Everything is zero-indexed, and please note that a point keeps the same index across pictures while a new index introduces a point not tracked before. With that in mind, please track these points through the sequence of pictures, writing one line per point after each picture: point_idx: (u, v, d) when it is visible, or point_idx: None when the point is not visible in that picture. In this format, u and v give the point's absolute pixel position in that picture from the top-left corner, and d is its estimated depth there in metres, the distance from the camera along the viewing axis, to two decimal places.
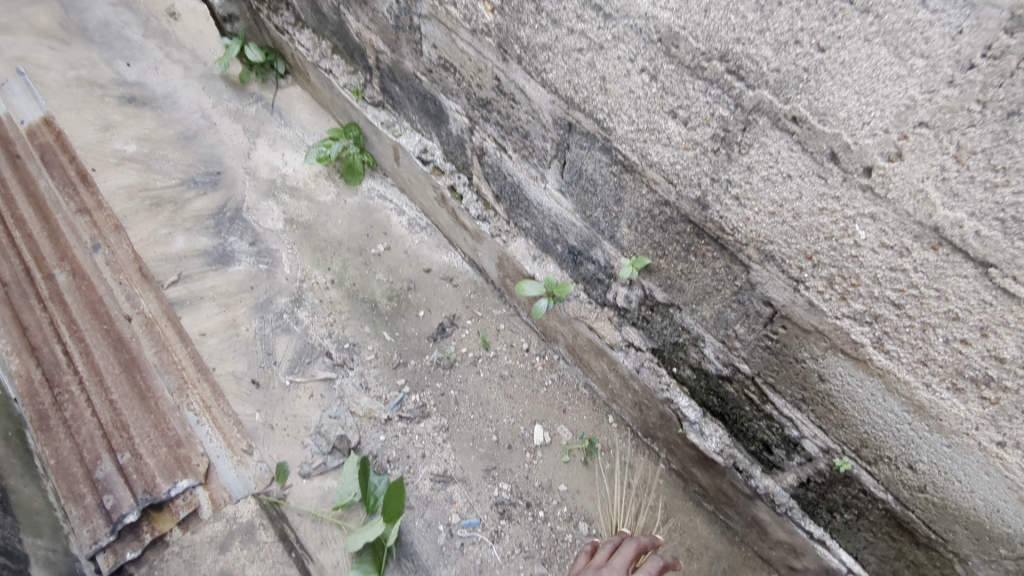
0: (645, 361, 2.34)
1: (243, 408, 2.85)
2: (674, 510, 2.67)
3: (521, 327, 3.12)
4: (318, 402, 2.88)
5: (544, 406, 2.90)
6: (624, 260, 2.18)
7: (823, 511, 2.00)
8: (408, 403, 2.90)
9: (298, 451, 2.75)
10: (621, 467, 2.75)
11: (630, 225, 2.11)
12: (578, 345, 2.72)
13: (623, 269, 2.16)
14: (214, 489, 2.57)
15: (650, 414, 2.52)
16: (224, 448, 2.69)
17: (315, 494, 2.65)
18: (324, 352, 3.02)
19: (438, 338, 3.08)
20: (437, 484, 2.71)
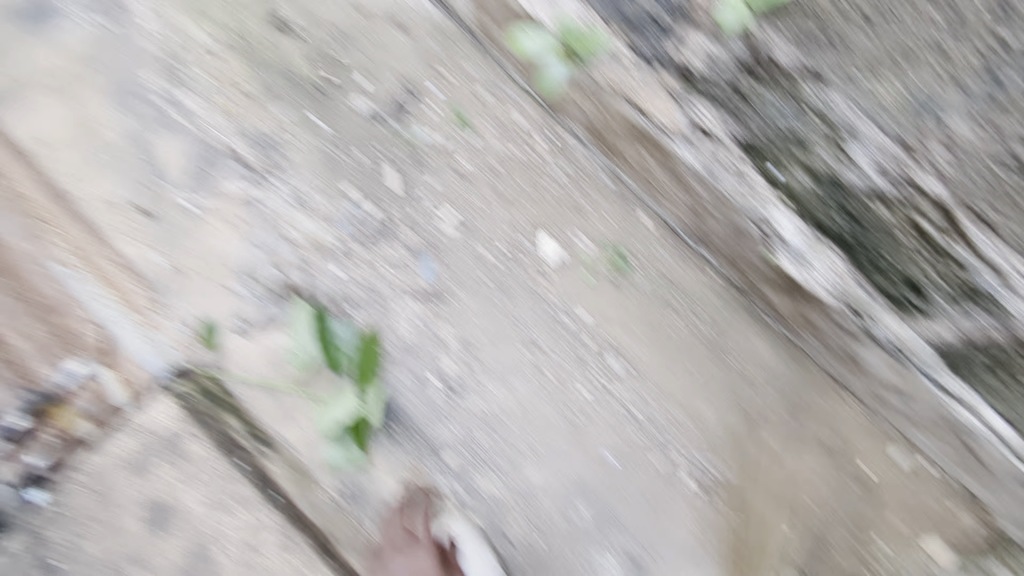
0: (727, 155, 1.47)
1: (134, 249, 2.00)
2: (728, 329, 2.05)
3: (511, 91, 2.08)
4: (238, 231, 2.03)
5: (554, 210, 2.10)
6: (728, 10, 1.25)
7: (977, 367, 1.49)
8: (364, 220, 2.07)
9: (226, 302, 2.00)
10: (661, 283, 2.06)
11: None
12: (604, 124, 1.80)
13: (721, 7, 1.26)
14: (123, 367, 1.97)
15: (718, 220, 1.73)
16: (123, 311, 1.99)
17: (260, 358, 1.99)
18: (231, 157, 2.06)
19: (394, 119, 2.10)
20: (420, 326, 2.04)
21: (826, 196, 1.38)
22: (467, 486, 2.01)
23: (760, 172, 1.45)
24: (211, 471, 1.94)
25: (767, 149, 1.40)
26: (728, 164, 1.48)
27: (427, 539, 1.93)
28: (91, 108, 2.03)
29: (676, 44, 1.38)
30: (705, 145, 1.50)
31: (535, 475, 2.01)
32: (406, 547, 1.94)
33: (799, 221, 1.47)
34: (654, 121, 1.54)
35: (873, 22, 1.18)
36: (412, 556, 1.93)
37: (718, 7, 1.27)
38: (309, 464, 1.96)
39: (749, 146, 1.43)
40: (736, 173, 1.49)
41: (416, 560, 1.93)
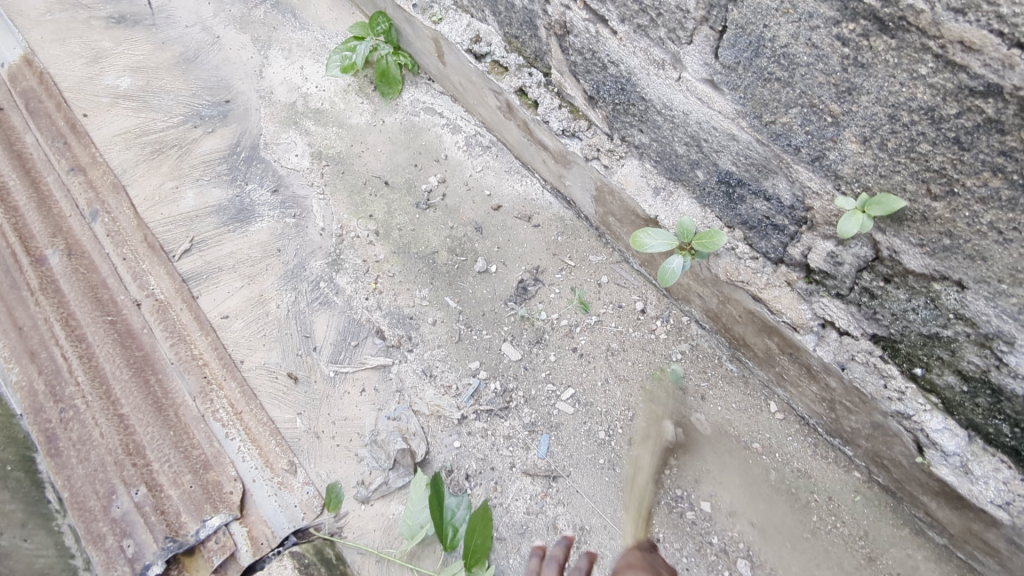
0: (862, 351, 1.45)
1: (280, 412, 2.19)
2: (880, 540, 1.87)
3: (633, 280, 2.24)
4: (371, 399, 2.19)
5: (674, 393, 2.09)
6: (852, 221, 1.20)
7: None
8: (486, 394, 2.15)
9: (352, 467, 2.10)
10: (795, 478, 1.95)
11: (865, 139, 1.14)
12: (724, 312, 1.82)
13: (842, 219, 1.21)
14: (252, 524, 2.00)
15: (856, 416, 1.64)
16: (261, 469, 2.08)
17: (376, 526, 2.02)
18: (374, 331, 2.28)
19: (520, 302, 2.25)
20: (534, 505, 2.01)
21: (983, 400, 1.28)
22: None
23: (900, 369, 1.42)
24: None
25: (905, 348, 1.36)
26: (862, 360, 1.45)
27: None
28: (266, 288, 2.38)
29: (796, 244, 1.42)
30: (834, 338, 1.49)
31: None
32: None
33: (950, 420, 1.38)
34: (779, 316, 1.54)
35: (1009, 238, 1.04)
36: None
37: (838, 222, 1.22)
38: None
39: (886, 342, 1.41)
40: (873, 370, 1.45)
41: None
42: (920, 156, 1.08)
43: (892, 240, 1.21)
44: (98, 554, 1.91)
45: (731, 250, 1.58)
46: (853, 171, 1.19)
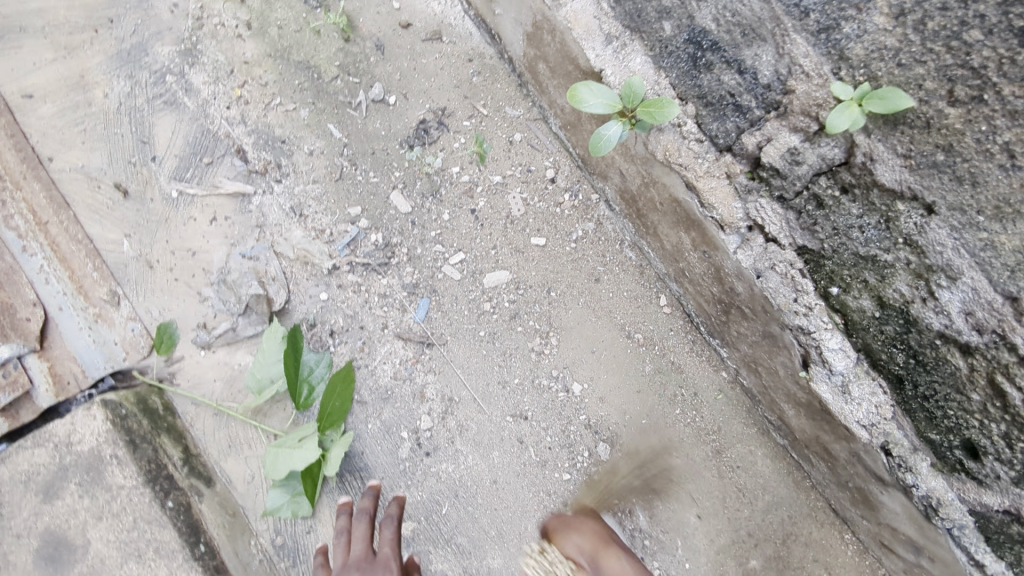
0: (784, 262, 1.36)
1: (101, 231, 1.79)
2: (730, 435, 1.89)
3: (547, 143, 1.97)
4: (222, 231, 1.83)
5: (569, 273, 1.93)
6: (843, 116, 1.07)
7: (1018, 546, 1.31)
8: (364, 245, 1.88)
9: (193, 307, 1.79)
10: (668, 371, 1.92)
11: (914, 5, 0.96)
12: (643, 196, 1.66)
13: (834, 111, 1.07)
14: (57, 359, 1.67)
15: (749, 324, 1.61)
16: (71, 296, 1.72)
17: (217, 377, 1.76)
18: (234, 150, 1.87)
19: (419, 145, 1.93)
20: (402, 371, 1.84)
21: (891, 328, 1.25)
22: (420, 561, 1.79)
23: (815, 286, 1.34)
24: (130, 505, 1.41)
25: (830, 265, 1.29)
26: (782, 271, 1.37)
27: (393, 559, 1.49)
28: (90, 69, 1.84)
29: (754, 133, 1.27)
30: (759, 244, 1.38)
31: (497, 560, 1.80)
32: (366, 564, 1.47)
33: (847, 342, 1.36)
34: (708, 211, 1.43)
35: (1017, 164, 0.95)
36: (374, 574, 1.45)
37: (828, 116, 1.09)
38: (246, 507, 1.71)
39: (811, 257, 1.32)
40: (788, 283, 1.38)
41: None
42: (959, 48, 0.94)
43: (873, 145, 1.11)
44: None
45: (676, 126, 1.38)
46: (864, 53, 1.05)
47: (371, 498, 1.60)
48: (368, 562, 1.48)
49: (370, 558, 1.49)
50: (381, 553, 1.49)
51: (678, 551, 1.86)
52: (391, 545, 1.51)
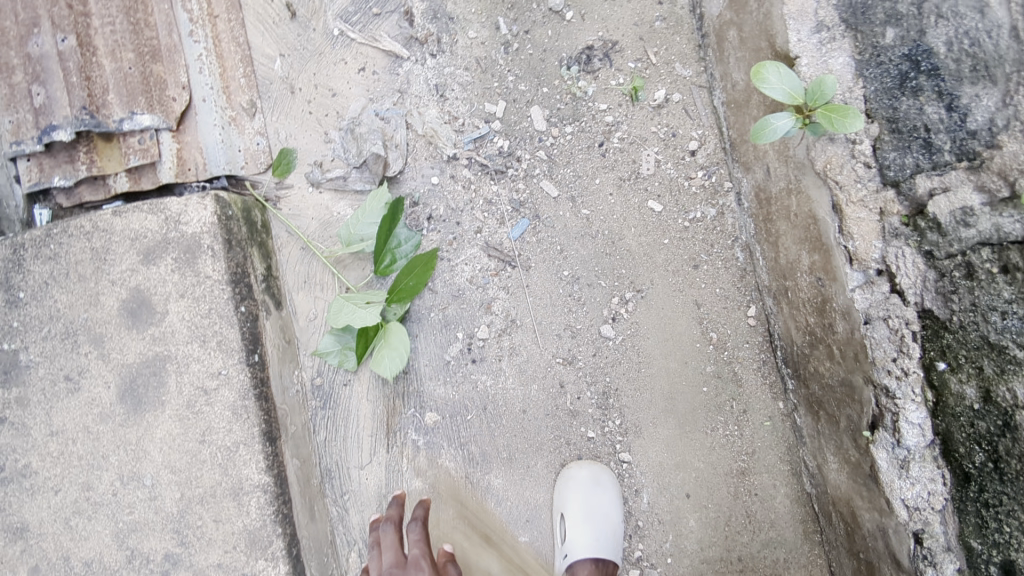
0: (899, 318, 1.28)
1: (261, 43, 1.85)
2: (762, 463, 1.87)
3: (702, 114, 1.91)
4: (365, 84, 1.87)
5: (671, 249, 1.90)
6: None
7: None
8: (488, 147, 1.89)
9: (316, 144, 1.86)
10: (727, 378, 1.88)
11: None
12: (780, 201, 1.59)
13: None
14: (186, 145, 1.71)
15: (831, 367, 1.54)
16: (216, 92, 1.76)
17: (314, 216, 1.84)
18: (403, 11, 1.88)
19: (578, 69, 1.90)
20: (479, 277, 1.87)
21: (985, 425, 1.17)
22: (430, 452, 1.84)
23: (922, 354, 1.27)
24: (212, 297, 1.42)
25: (949, 340, 1.21)
26: (892, 326, 1.30)
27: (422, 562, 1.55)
28: None
29: (932, 176, 1.19)
30: (882, 292, 1.30)
31: (498, 481, 1.85)
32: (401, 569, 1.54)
33: (928, 421, 1.28)
34: (844, 239, 1.34)
35: None
36: None
37: None
38: (300, 341, 1.81)
39: (931, 324, 1.24)
40: (895, 340, 1.30)
41: None
42: None
43: None
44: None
45: (850, 142, 1.30)
46: None
47: (394, 508, 1.67)
48: (399, 569, 1.54)
49: (400, 564, 1.55)
50: (411, 555, 1.57)
51: (665, 544, 1.88)
52: (419, 547, 1.59)
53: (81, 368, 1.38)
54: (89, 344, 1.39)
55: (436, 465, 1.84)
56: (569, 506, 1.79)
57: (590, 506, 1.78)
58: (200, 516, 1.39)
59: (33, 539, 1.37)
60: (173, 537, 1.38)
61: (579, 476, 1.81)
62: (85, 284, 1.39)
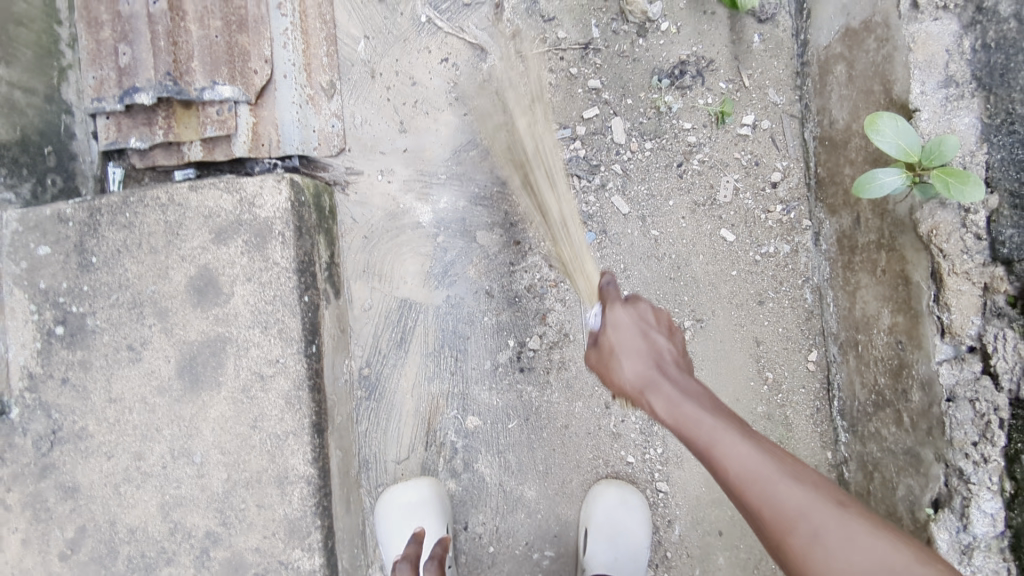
0: (988, 403, 1.24)
1: (347, 22, 1.84)
2: None
3: (790, 145, 1.83)
4: (447, 76, 1.84)
5: (738, 281, 1.82)
6: None
7: None
8: (563, 153, 1.84)
9: (389, 132, 1.83)
10: (777, 421, 1.80)
11: None
12: (866, 253, 1.52)
13: None
14: (262, 120, 1.69)
15: (897, 433, 1.46)
16: (299, 69, 1.75)
17: (380, 205, 1.82)
18: (493, 4, 1.86)
19: (667, 83, 1.84)
20: (536, 287, 1.83)
21: None
22: (466, 456, 1.83)
23: (1006, 443, 1.23)
24: (279, 284, 1.41)
25: None
26: (979, 410, 1.26)
27: None
28: None
29: None
30: (972, 371, 1.26)
31: (531, 493, 1.83)
32: None
33: (1001, 512, 1.24)
34: (939, 309, 1.29)
35: None
36: None
37: None
38: (352, 330, 1.81)
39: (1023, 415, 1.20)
40: (979, 423, 1.26)
41: None
42: None
43: None
44: (87, 41, 1.62)
45: (963, 209, 1.25)
46: None
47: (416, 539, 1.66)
48: None
49: None
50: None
51: None
52: None
53: (144, 339, 1.38)
54: (154, 316, 1.39)
55: (471, 469, 1.83)
56: (595, 525, 1.76)
57: (613, 526, 1.75)
58: (244, 499, 1.39)
59: (83, 500, 1.37)
60: (216, 517, 1.39)
61: (606, 493, 1.77)
62: (156, 256, 1.40)
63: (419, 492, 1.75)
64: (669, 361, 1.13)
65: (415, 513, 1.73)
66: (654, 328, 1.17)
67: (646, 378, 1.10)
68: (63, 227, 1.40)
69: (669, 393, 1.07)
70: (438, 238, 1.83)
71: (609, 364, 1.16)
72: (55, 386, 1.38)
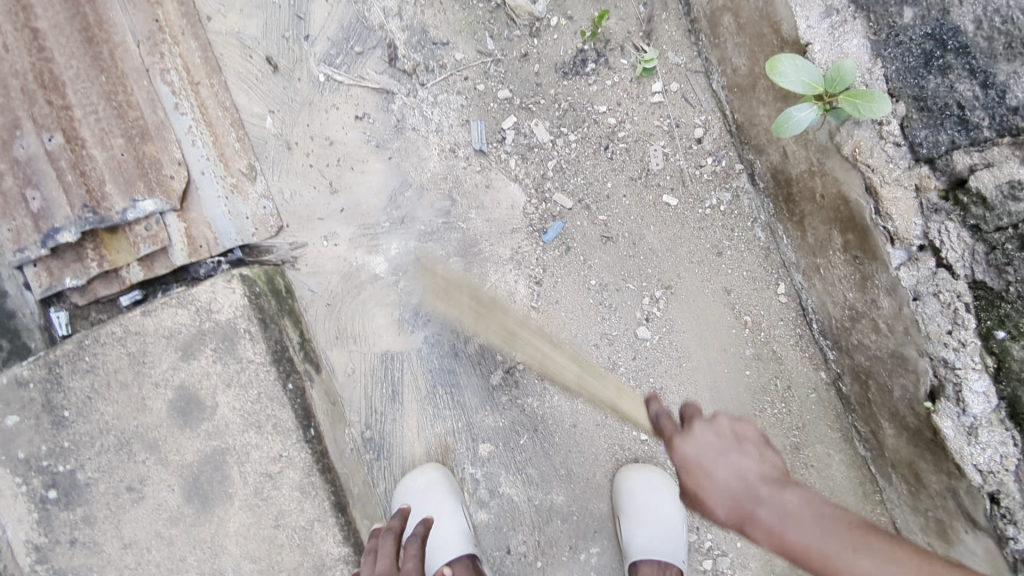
0: (951, 292, 1.30)
1: (248, 102, 1.82)
2: (813, 434, 1.84)
3: (703, 100, 1.88)
4: (361, 126, 1.84)
5: (693, 240, 1.88)
6: None
7: None
8: (493, 167, 1.87)
9: (322, 197, 1.82)
10: (767, 359, 1.86)
11: None
12: (802, 182, 1.58)
13: None
14: (193, 222, 1.68)
15: (879, 339, 1.54)
16: (214, 162, 1.73)
17: (333, 269, 1.81)
18: (385, 45, 1.86)
19: (574, 75, 1.88)
20: (506, 302, 1.85)
21: None
22: (489, 483, 1.84)
23: (977, 324, 1.29)
24: (259, 380, 1.40)
25: (1009, 312, 1.24)
26: (944, 301, 1.32)
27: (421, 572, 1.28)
28: None
29: (972, 152, 1.23)
30: (928, 268, 1.33)
31: (561, 499, 1.85)
32: None
33: (992, 387, 1.30)
34: (882, 219, 1.35)
35: None
36: None
37: None
38: (343, 398, 1.80)
39: (985, 295, 1.27)
40: (948, 313, 1.32)
41: None
42: None
43: None
44: None
45: (877, 123, 1.32)
46: None
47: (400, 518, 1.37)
48: None
49: None
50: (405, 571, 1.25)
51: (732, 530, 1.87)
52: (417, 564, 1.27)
53: (142, 476, 1.36)
54: (145, 450, 1.36)
55: (497, 495, 1.84)
56: (627, 514, 1.79)
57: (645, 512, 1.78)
58: None
59: None
60: None
61: (631, 479, 1.81)
62: (128, 391, 1.37)
63: (420, 480, 1.77)
64: (758, 482, 1.03)
65: (429, 496, 1.75)
66: (736, 445, 1.07)
67: (751, 514, 1.02)
68: (24, 390, 1.36)
69: (771, 519, 1.01)
70: (399, 284, 1.83)
71: (699, 483, 1.05)
72: (65, 549, 1.34)
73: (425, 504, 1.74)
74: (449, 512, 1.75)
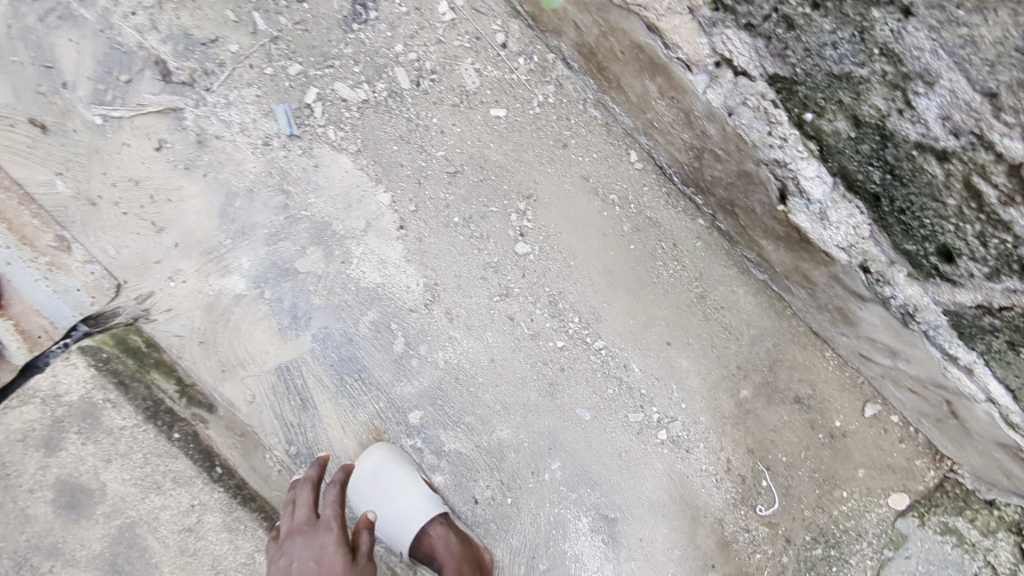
0: (755, 95, 1.32)
1: (30, 173, 1.70)
2: (713, 280, 1.86)
3: (492, 4, 1.84)
4: (161, 155, 1.73)
5: (535, 142, 1.86)
6: None
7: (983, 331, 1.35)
8: (314, 145, 1.79)
9: (151, 240, 1.72)
10: (646, 228, 1.86)
11: None
12: (603, 47, 1.61)
13: None
14: (21, 317, 1.69)
15: (723, 166, 1.57)
16: (19, 252, 1.69)
17: (191, 307, 1.73)
18: (152, 63, 1.73)
19: (358, 25, 1.81)
20: (381, 271, 1.81)
21: (867, 147, 1.22)
22: (433, 446, 1.83)
23: (788, 114, 1.31)
24: (136, 443, 1.60)
25: (807, 92, 1.24)
26: (753, 105, 1.34)
27: (338, 519, 1.40)
28: None
29: None
30: (728, 80, 1.35)
31: (506, 433, 1.84)
32: (309, 529, 1.38)
33: (822, 169, 1.34)
34: (674, 52, 1.40)
35: None
36: (315, 537, 1.36)
37: None
38: (253, 426, 1.73)
39: (783, 84, 1.26)
40: (762, 116, 1.35)
41: (322, 542, 1.35)
42: None
43: None
44: None
45: None
46: None
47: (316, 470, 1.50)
48: (310, 525, 1.39)
49: (312, 522, 1.40)
50: (323, 515, 1.40)
51: (674, 394, 1.86)
52: (334, 507, 1.42)
53: None
54: (49, 558, 1.55)
55: (445, 454, 1.83)
56: None
57: None
58: None
59: None
60: None
61: None
62: (9, 508, 1.55)
63: (370, 463, 1.76)
64: None
65: (382, 476, 1.74)
66: None
67: None
68: None
69: None
70: (266, 294, 1.75)
71: None
72: None
73: (382, 485, 1.73)
74: (407, 481, 1.74)
